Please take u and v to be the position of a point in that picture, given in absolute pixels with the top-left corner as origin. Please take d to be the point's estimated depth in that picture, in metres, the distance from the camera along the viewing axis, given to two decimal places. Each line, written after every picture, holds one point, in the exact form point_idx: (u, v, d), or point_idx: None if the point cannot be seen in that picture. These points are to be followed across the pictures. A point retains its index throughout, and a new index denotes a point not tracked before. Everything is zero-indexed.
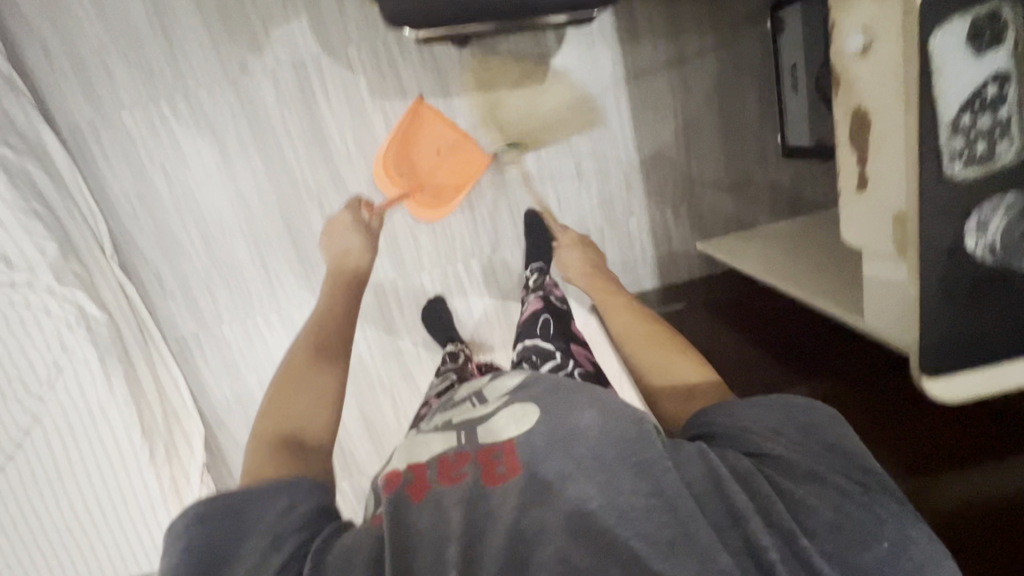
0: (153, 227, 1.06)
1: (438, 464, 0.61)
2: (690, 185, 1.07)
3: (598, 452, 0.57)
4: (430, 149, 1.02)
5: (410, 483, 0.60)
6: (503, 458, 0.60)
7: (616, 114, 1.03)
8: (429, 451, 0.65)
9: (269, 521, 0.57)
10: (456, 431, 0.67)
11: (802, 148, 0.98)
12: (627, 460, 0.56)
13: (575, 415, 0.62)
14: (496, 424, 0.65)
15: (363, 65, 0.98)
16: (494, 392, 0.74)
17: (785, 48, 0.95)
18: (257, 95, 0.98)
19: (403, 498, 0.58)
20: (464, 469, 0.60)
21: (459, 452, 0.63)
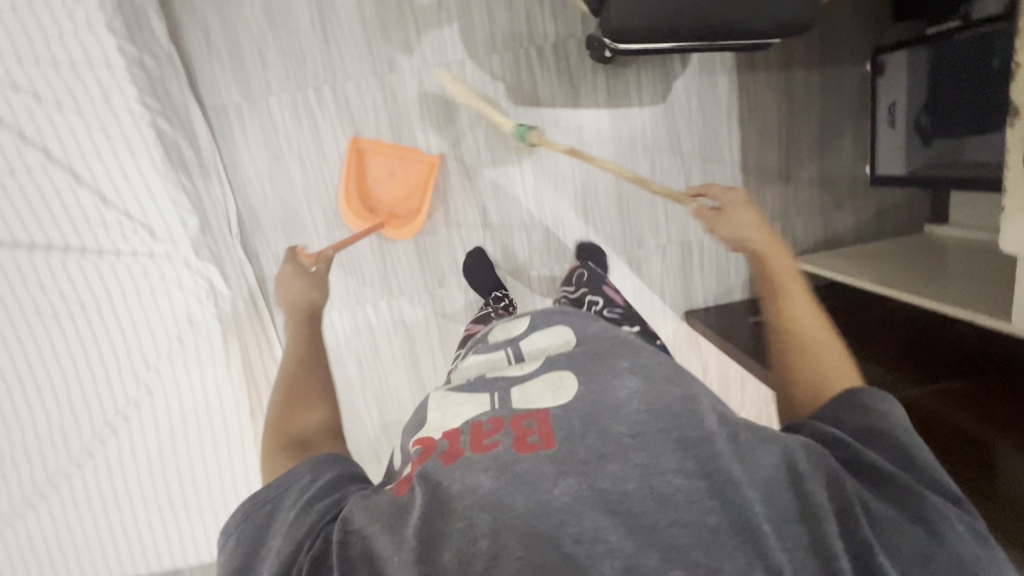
0: (280, 209, 1.09)
1: (469, 432, 0.55)
2: (786, 205, 1.16)
3: (636, 425, 0.51)
4: (384, 176, 1.08)
5: (443, 450, 0.53)
6: (537, 428, 0.53)
7: (727, 135, 1.12)
8: (459, 415, 0.58)
9: (289, 503, 0.55)
10: (490, 393, 0.60)
11: (891, 177, 1.09)
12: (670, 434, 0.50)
13: (615, 383, 0.56)
14: (536, 395, 0.58)
15: (503, 73, 1.05)
16: (532, 340, 0.68)
17: (884, 89, 1.07)
18: (401, 92, 1.05)
19: (432, 467, 0.52)
20: (497, 436, 0.53)
21: (493, 418, 0.56)
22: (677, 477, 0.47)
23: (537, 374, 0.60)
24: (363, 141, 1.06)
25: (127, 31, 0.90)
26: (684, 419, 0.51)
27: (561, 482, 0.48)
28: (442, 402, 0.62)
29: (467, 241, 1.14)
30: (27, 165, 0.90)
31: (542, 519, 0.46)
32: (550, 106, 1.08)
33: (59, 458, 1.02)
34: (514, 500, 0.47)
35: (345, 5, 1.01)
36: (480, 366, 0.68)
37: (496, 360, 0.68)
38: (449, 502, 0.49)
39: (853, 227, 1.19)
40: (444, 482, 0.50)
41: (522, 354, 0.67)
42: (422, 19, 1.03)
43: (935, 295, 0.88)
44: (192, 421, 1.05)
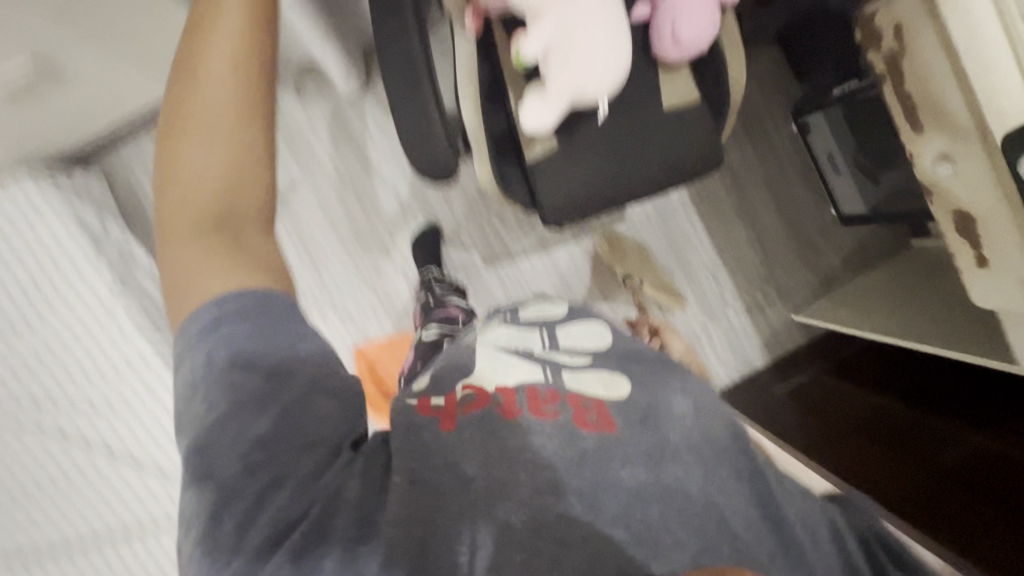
0: None
1: (526, 393, 0.52)
2: (770, 267, 1.21)
3: (695, 443, 0.51)
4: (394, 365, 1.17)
5: (499, 405, 0.51)
6: (595, 409, 0.51)
7: (691, 226, 1.19)
8: (513, 368, 0.55)
9: (253, 503, 0.42)
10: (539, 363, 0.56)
11: (857, 216, 1.13)
12: (717, 460, 0.51)
13: (668, 399, 0.54)
14: (586, 380, 0.54)
15: (475, 244, 1.17)
16: (571, 330, 0.61)
17: (816, 143, 1.14)
18: (392, 289, 1.16)
19: (490, 415, 0.49)
20: (556, 407, 0.51)
21: (549, 388, 0.53)
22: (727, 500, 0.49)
23: (592, 364, 0.56)
24: (370, 339, 1.17)
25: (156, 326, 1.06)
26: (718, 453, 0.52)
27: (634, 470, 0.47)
28: (490, 354, 0.57)
29: None
30: (97, 469, 1.02)
31: (616, 496, 0.46)
32: (524, 255, 1.17)
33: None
34: (590, 466, 0.47)
35: (324, 235, 1.15)
36: (509, 336, 0.60)
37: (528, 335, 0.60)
38: (509, 462, 0.47)
39: (842, 265, 1.22)
40: (503, 433, 0.48)
41: (557, 340, 0.60)
42: (392, 224, 1.16)
43: (938, 337, 0.91)
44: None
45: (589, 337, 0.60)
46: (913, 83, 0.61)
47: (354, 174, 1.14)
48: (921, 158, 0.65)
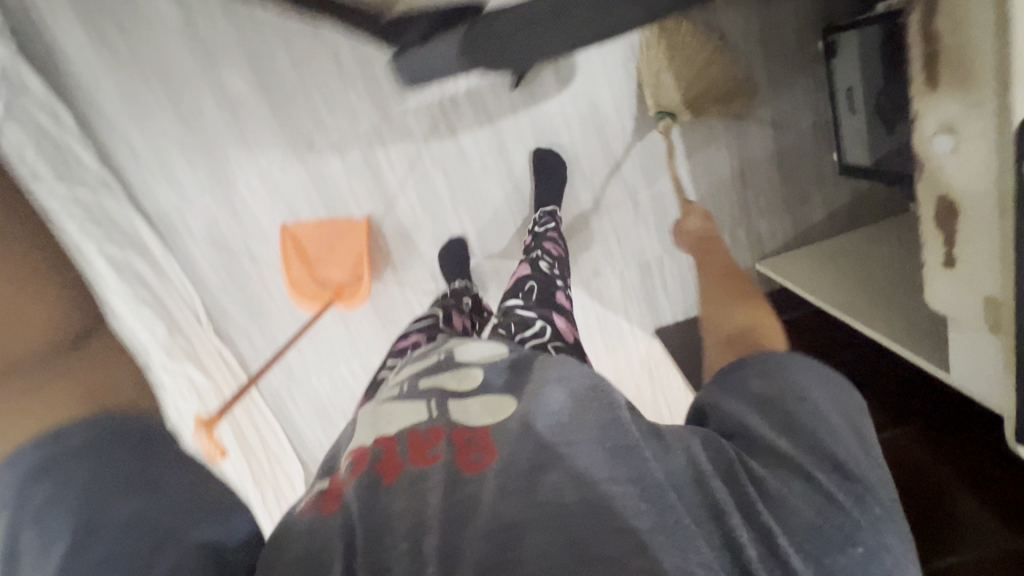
0: (239, 293, 1.13)
1: (407, 441, 0.52)
2: (747, 211, 1.09)
3: (573, 440, 0.49)
4: (323, 250, 1.10)
5: (378, 460, 0.51)
6: (479, 445, 0.51)
7: (669, 149, 1.05)
8: (393, 420, 0.56)
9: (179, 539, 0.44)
10: (425, 396, 0.58)
11: (860, 168, 0.98)
12: (524, 446, 0.49)
13: (546, 395, 0.54)
14: (473, 411, 0.55)
15: (422, 132, 1.03)
16: (468, 348, 0.66)
17: (839, 70, 0.95)
18: (327, 170, 1.05)
19: (368, 482, 0.49)
20: (439, 448, 0.51)
21: (432, 427, 0.53)
22: (558, 476, 0.46)
23: (473, 394, 0.57)
24: (302, 220, 1.08)
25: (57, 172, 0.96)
26: (613, 431, 0.50)
27: (505, 496, 0.46)
28: (371, 414, 0.59)
29: (422, 296, 1.14)
30: None
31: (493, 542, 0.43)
32: (470, 140, 1.03)
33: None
34: (459, 518, 0.45)
35: (249, 96, 1.01)
36: (410, 373, 0.65)
37: (425, 365, 0.66)
38: (383, 517, 0.47)
39: (826, 217, 1.09)
40: (382, 499, 0.48)
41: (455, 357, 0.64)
42: (328, 92, 1.01)
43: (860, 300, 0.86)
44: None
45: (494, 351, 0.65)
46: (920, 84, 0.51)
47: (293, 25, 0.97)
48: (922, 119, 0.52)
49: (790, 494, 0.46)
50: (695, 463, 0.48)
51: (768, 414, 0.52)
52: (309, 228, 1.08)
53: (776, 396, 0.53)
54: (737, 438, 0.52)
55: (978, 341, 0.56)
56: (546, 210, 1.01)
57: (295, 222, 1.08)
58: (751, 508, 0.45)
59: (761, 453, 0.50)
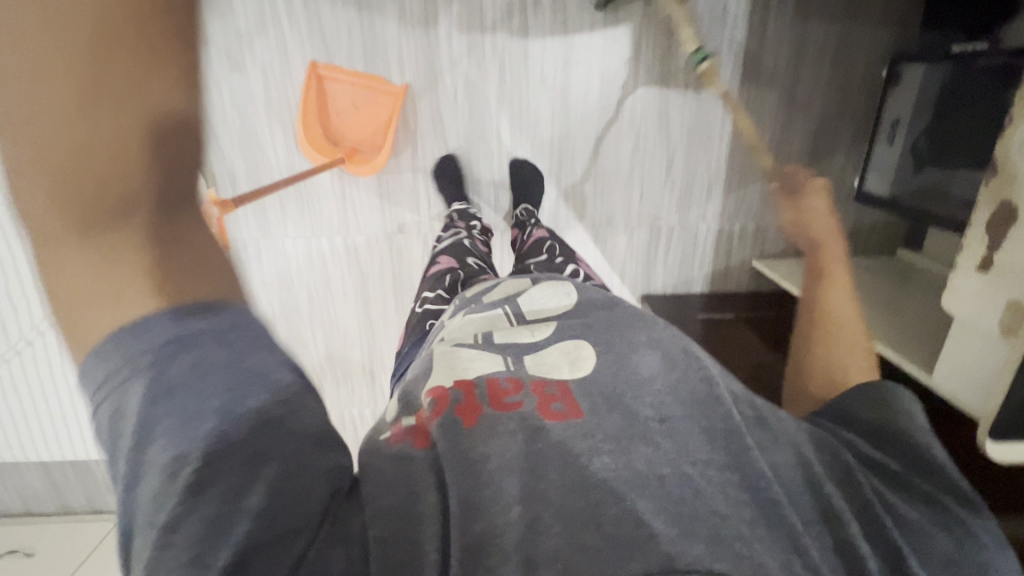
0: (238, 121, 1.02)
1: (486, 388, 0.45)
2: (764, 209, 1.13)
3: (672, 409, 0.46)
4: (347, 107, 1.02)
5: (459, 403, 0.43)
6: (561, 398, 0.45)
7: (720, 124, 1.05)
8: (466, 363, 0.49)
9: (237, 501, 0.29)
10: (501, 352, 0.51)
11: (876, 197, 1.04)
12: (605, 399, 0.46)
13: (632, 359, 0.50)
14: (548, 358, 0.51)
15: (493, 16, 0.96)
16: (531, 295, 0.63)
17: (892, 101, 1.00)
18: (379, 19, 0.96)
19: (450, 423, 0.41)
20: (519, 398, 0.44)
21: (512, 377, 0.47)
22: (651, 447, 0.42)
23: (551, 339, 0.53)
24: (331, 64, 0.98)
25: None
26: (708, 409, 0.47)
27: (598, 455, 0.40)
28: (449, 352, 0.52)
29: (432, 191, 1.09)
30: None
31: (584, 490, 0.37)
32: (538, 44, 0.98)
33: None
34: (548, 463, 0.39)
35: None
36: (477, 324, 0.58)
37: (495, 317, 0.59)
38: (470, 453, 0.39)
39: None
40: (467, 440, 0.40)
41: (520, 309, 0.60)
42: None
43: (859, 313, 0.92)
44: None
45: (556, 295, 0.62)
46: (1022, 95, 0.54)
47: None
48: (1011, 133, 0.56)
49: (916, 518, 0.44)
50: (806, 466, 0.46)
51: (879, 440, 0.50)
52: (336, 76, 0.98)
53: (886, 423, 0.51)
54: (857, 451, 0.49)
55: (989, 347, 0.61)
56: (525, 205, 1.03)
57: (323, 65, 0.98)
58: (876, 518, 0.43)
59: (878, 471, 0.47)
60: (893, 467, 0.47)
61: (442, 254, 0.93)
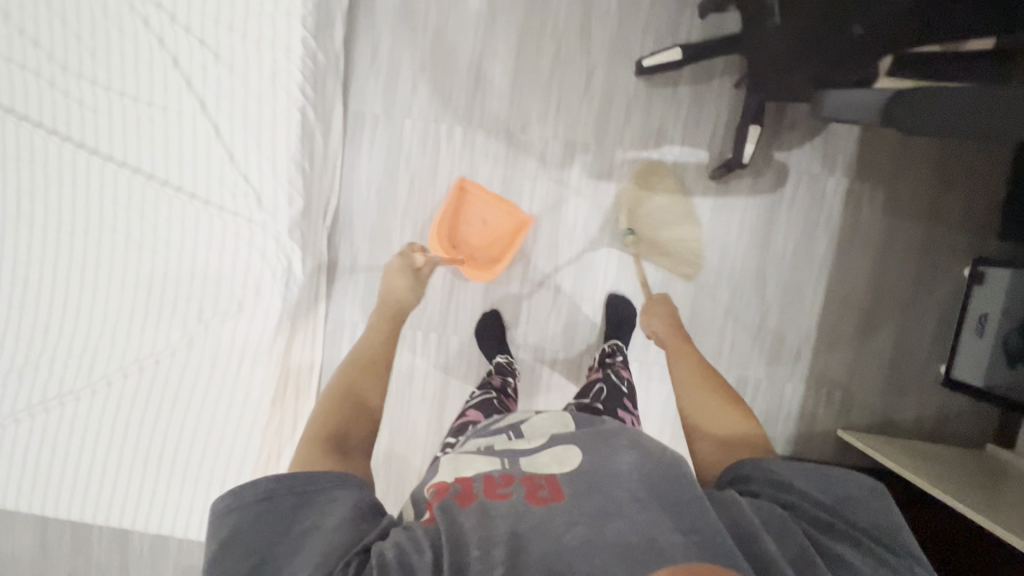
0: (376, 215, 1.12)
1: (482, 481, 0.59)
2: (849, 379, 1.15)
3: (640, 494, 0.56)
4: (476, 220, 1.13)
5: (456, 492, 0.57)
6: (548, 486, 0.57)
7: (811, 292, 1.13)
8: (472, 466, 0.63)
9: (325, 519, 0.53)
10: (501, 455, 0.64)
11: (968, 386, 1.07)
12: (592, 496, 0.56)
13: (616, 459, 0.60)
14: (541, 458, 0.63)
15: (621, 170, 1.11)
16: (533, 424, 0.73)
17: (977, 297, 1.07)
18: (524, 156, 1.11)
19: (448, 505, 0.55)
20: (509, 488, 0.57)
21: (504, 473, 0.60)
22: (624, 520, 0.53)
23: (542, 445, 0.65)
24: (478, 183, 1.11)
25: (314, 29, 0.99)
26: (674, 485, 0.57)
27: (571, 528, 0.52)
28: (455, 458, 0.66)
29: (534, 306, 1.15)
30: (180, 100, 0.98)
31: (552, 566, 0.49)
32: (655, 197, 1.11)
33: (54, 381, 1.04)
34: (529, 540, 0.51)
35: (502, 65, 1.09)
36: (484, 442, 0.71)
37: (499, 438, 0.71)
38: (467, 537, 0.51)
39: (911, 418, 1.16)
40: (460, 518, 0.53)
41: (521, 433, 0.71)
42: (567, 98, 1.09)
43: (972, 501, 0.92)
44: (219, 419, 1.06)
45: (557, 423, 0.72)
46: None
47: (572, 33, 1.08)
48: None
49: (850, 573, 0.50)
50: (739, 525, 0.54)
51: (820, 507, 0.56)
52: (477, 194, 1.11)
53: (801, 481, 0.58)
54: (786, 512, 0.56)
55: None
56: (616, 340, 1.06)
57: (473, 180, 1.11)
58: None
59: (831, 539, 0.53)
60: (830, 541, 0.52)
61: (470, 408, 0.94)
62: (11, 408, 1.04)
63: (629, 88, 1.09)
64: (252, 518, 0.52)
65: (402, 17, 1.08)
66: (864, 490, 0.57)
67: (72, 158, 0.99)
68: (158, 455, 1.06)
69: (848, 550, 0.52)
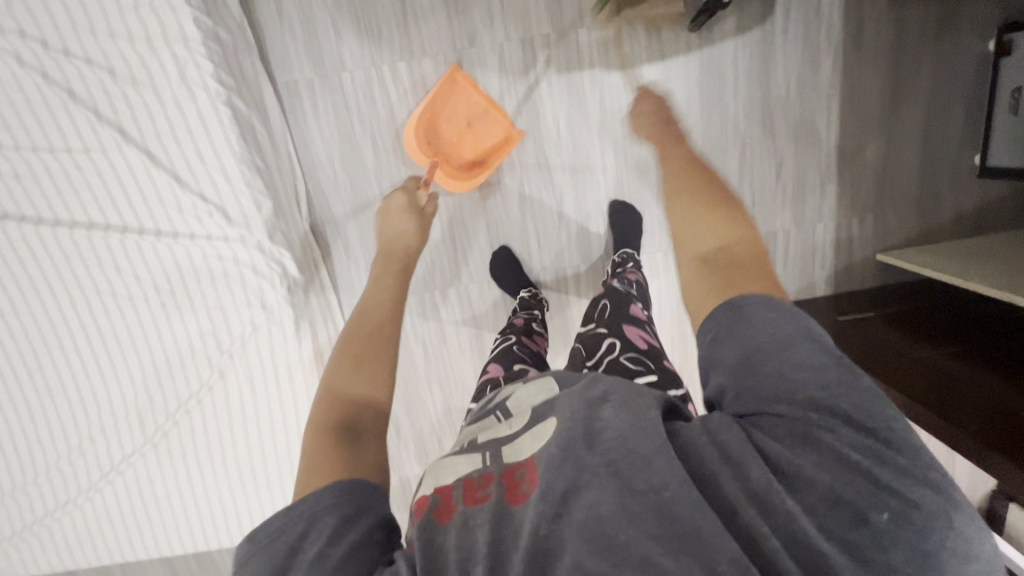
0: (349, 187, 1.03)
1: (461, 485, 0.51)
2: (881, 200, 1.09)
3: (615, 452, 0.47)
4: (459, 121, 1.02)
5: (435, 508, 0.50)
6: (527, 476, 0.50)
7: (826, 122, 1.04)
8: (454, 470, 0.53)
9: (320, 540, 0.49)
10: (482, 452, 0.54)
11: (1005, 168, 0.99)
12: (556, 452, 0.49)
13: (586, 417, 0.51)
14: (524, 442, 0.53)
15: (591, 52, 0.99)
16: (520, 394, 0.61)
17: (1007, 69, 0.97)
18: (482, 72, 0.99)
19: (428, 525, 0.48)
20: (490, 490, 0.50)
21: (484, 471, 0.52)
22: (601, 488, 0.46)
23: (524, 428, 0.54)
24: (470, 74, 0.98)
25: (204, 4, 0.85)
26: (641, 435, 0.48)
27: (548, 526, 0.44)
28: (435, 466, 0.55)
29: (542, 229, 1.10)
30: (98, 136, 0.88)
31: (540, 570, 0.42)
32: (636, 72, 1.00)
33: (114, 446, 1.06)
34: (511, 548, 0.45)
35: None
36: (468, 434, 0.59)
37: (486, 423, 0.59)
38: (445, 549, 0.46)
39: (952, 218, 1.11)
40: (441, 536, 0.47)
41: (511, 413, 0.59)
42: None
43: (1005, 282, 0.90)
44: (278, 436, 1.06)
45: (542, 391, 0.59)
46: None
47: None
48: None
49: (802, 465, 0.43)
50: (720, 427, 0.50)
51: (761, 383, 0.48)
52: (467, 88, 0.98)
53: (757, 362, 0.49)
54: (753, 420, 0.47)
55: None
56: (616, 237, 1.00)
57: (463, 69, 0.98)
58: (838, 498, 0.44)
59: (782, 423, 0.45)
60: (777, 413, 0.46)
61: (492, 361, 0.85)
62: (88, 482, 1.07)
63: None
64: (263, 559, 0.49)
65: None
66: (845, 373, 0.46)
67: (23, 235, 0.93)
68: (235, 485, 1.09)
69: (803, 435, 0.44)
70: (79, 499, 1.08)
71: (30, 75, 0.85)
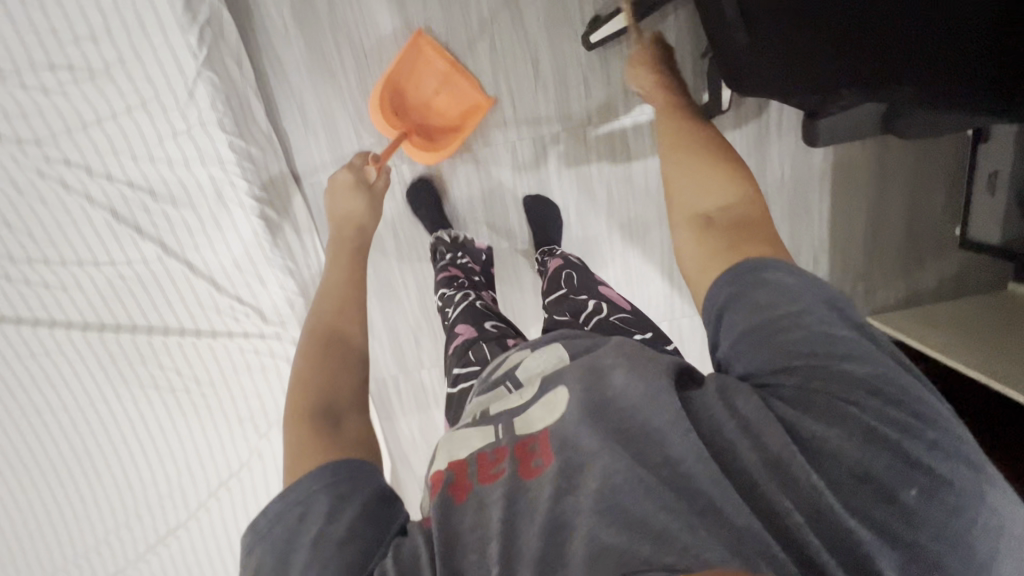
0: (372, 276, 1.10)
1: (475, 462, 0.52)
2: (871, 269, 1.17)
3: (638, 419, 0.50)
4: (428, 84, 0.99)
5: (451, 481, 0.51)
6: (538, 448, 0.51)
7: (818, 202, 1.11)
8: (465, 445, 0.55)
9: (318, 518, 0.49)
10: (492, 424, 0.55)
11: (986, 244, 1.07)
12: (587, 436, 0.50)
13: (603, 381, 0.53)
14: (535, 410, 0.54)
15: (598, 147, 1.05)
16: (529, 365, 0.62)
17: (985, 155, 1.04)
18: (496, 166, 1.05)
19: (446, 501, 0.49)
20: (503, 465, 0.51)
21: (496, 447, 0.53)
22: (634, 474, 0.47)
23: (535, 397, 0.55)
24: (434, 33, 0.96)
25: (237, 127, 0.90)
26: (665, 410, 0.50)
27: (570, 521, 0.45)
28: (448, 441, 0.56)
29: None
30: (140, 249, 0.94)
31: (559, 544, 0.45)
32: (640, 164, 1.06)
33: (160, 521, 1.13)
34: None
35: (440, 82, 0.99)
36: (481, 406, 0.60)
37: (496, 395, 0.60)
38: (462, 531, 0.47)
39: (935, 282, 1.19)
40: (459, 514, 0.49)
41: (520, 384, 0.60)
42: (519, 93, 1.00)
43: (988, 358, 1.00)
44: None
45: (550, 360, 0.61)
46: None
47: (499, 20, 0.96)
48: None
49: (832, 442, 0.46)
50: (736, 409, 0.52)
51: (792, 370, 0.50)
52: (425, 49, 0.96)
53: (779, 345, 0.51)
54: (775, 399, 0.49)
55: None
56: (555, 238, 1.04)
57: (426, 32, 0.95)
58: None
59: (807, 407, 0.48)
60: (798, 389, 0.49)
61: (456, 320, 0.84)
62: (136, 553, 1.14)
63: (580, 61, 0.99)
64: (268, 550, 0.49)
65: (315, 61, 0.94)
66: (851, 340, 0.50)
67: (69, 339, 0.99)
68: None
69: (838, 412, 0.47)
70: (129, 568, 1.16)
71: (73, 198, 0.90)
